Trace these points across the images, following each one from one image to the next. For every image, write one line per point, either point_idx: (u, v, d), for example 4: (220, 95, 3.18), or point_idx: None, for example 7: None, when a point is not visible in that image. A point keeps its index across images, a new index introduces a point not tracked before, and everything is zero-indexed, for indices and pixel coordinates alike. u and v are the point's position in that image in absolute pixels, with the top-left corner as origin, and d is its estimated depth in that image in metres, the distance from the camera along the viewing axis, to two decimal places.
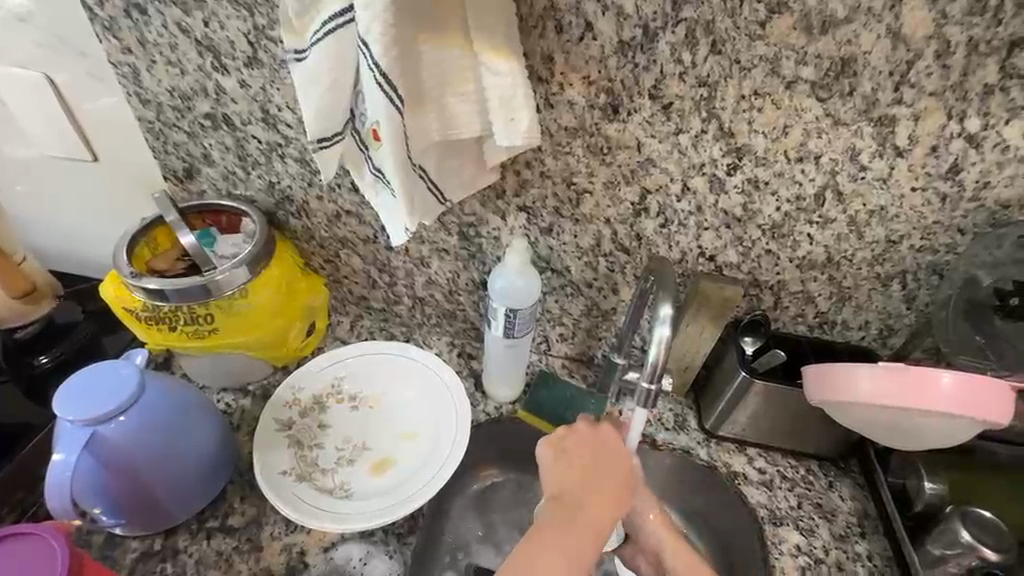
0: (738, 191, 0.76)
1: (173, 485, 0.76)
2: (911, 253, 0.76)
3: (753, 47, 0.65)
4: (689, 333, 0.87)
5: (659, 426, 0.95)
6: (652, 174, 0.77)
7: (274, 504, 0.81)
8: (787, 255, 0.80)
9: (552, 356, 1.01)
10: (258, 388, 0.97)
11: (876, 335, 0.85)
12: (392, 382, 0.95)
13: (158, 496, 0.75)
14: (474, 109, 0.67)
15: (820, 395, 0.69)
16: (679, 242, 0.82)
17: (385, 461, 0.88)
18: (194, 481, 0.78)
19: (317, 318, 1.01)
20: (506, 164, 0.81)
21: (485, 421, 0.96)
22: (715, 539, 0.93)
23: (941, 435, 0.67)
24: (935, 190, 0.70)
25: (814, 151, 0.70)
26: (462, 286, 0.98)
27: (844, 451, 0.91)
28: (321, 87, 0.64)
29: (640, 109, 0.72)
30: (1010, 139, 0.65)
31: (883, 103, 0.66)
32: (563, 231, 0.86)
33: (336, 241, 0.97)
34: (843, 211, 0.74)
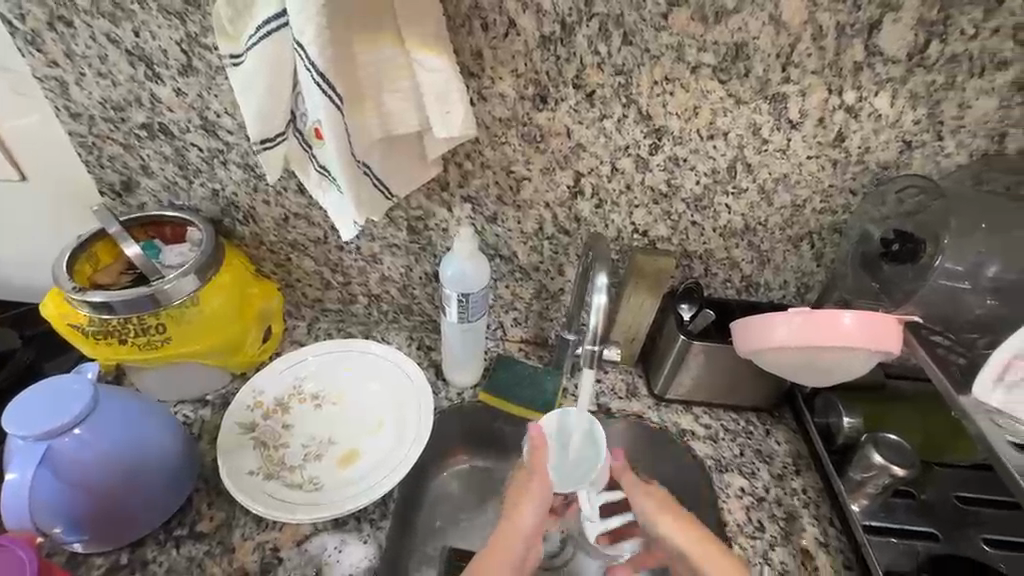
0: (661, 170, 0.83)
1: (136, 496, 0.76)
2: (814, 215, 0.86)
3: (659, 37, 0.72)
4: (631, 305, 0.95)
5: (612, 396, 1.03)
6: (583, 158, 0.83)
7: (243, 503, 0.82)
8: (710, 225, 0.89)
9: (508, 341, 1.08)
10: (217, 397, 0.97)
11: (794, 292, 0.95)
12: (353, 377, 0.98)
13: (121, 508, 0.75)
14: (410, 104, 0.71)
15: (746, 345, 0.77)
16: (614, 221, 0.89)
17: (353, 453, 0.90)
18: (159, 491, 0.78)
19: (273, 323, 1.02)
20: (447, 157, 0.86)
21: (448, 407, 1.00)
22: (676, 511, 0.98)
23: (848, 368, 0.77)
24: (827, 157, 0.80)
25: (722, 128, 0.79)
26: (416, 279, 1.02)
27: (777, 401, 1.01)
28: (261, 89, 0.66)
29: (566, 98, 0.78)
30: (882, 109, 0.75)
31: (775, 82, 0.75)
32: (506, 217, 0.91)
33: (286, 245, 0.99)
34: (753, 181, 0.83)
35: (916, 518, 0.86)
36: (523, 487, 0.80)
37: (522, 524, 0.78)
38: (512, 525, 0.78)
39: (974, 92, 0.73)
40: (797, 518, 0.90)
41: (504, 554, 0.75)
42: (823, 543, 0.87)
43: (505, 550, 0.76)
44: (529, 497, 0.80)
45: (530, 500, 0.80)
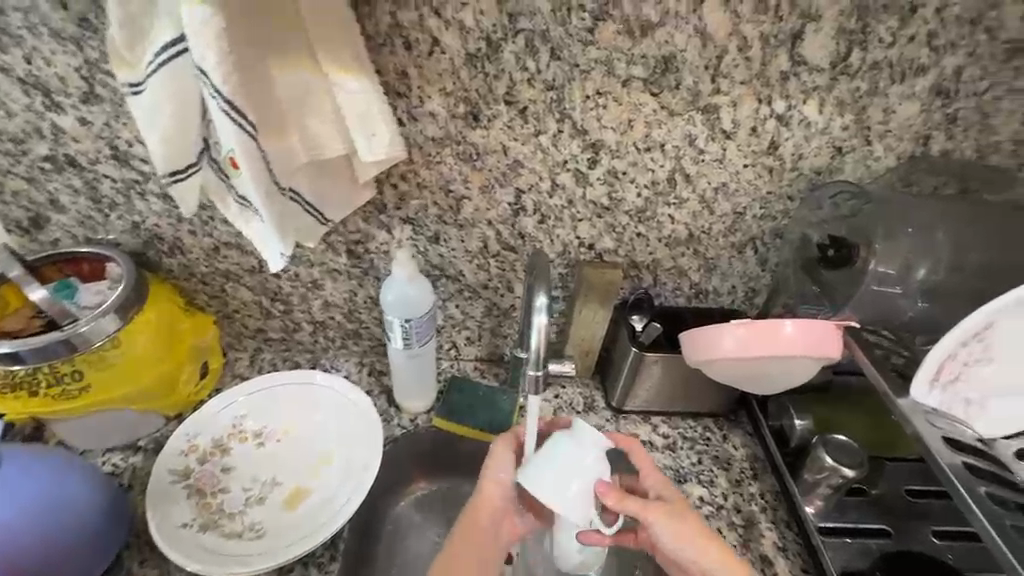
0: (601, 183, 0.82)
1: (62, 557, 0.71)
2: (756, 221, 0.86)
3: (587, 51, 0.71)
4: (583, 318, 0.93)
5: (571, 411, 1.01)
6: (522, 174, 0.81)
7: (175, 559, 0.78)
8: (655, 236, 0.88)
9: (462, 361, 1.05)
10: (150, 442, 0.91)
11: (743, 296, 0.95)
12: (298, 410, 0.93)
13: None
14: (333, 128, 0.68)
15: (694, 355, 0.78)
16: (560, 236, 0.88)
17: (298, 492, 0.86)
18: (91, 547, 0.73)
19: (211, 357, 0.96)
20: (382, 179, 0.83)
21: (401, 435, 0.97)
22: None
23: (791, 374, 0.78)
24: (762, 164, 0.81)
25: (658, 140, 0.78)
26: (361, 304, 0.98)
27: (733, 405, 1.01)
28: (165, 121, 0.62)
29: (498, 114, 0.76)
30: (811, 116, 0.76)
31: (705, 93, 0.74)
32: (449, 237, 0.89)
33: (219, 275, 0.94)
34: (693, 191, 0.83)
35: (868, 516, 0.87)
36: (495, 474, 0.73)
37: (490, 514, 0.74)
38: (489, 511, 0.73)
39: (897, 98, 0.75)
40: (756, 524, 0.90)
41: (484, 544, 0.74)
42: (781, 548, 0.88)
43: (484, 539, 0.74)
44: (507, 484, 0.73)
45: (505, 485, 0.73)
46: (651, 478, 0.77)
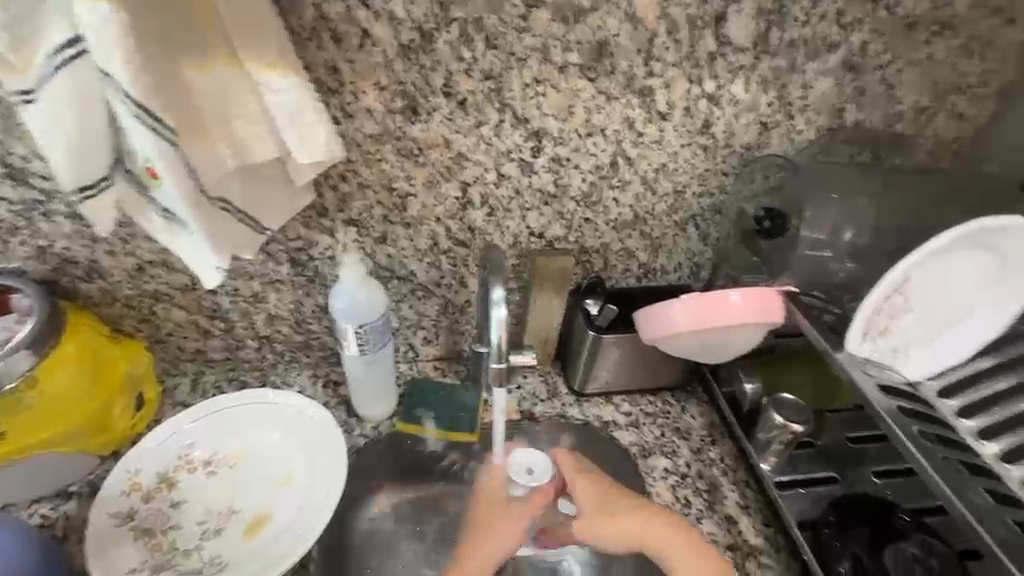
0: (546, 171, 0.83)
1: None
2: (695, 199, 0.90)
3: (522, 39, 0.71)
4: (539, 307, 0.95)
5: (534, 400, 1.02)
6: (467, 167, 0.80)
7: None
8: (602, 220, 0.89)
9: (422, 362, 1.03)
10: (83, 486, 0.83)
11: (689, 271, 0.98)
12: (250, 432, 0.88)
13: None
14: (262, 130, 0.63)
15: (649, 332, 0.80)
16: (510, 227, 0.88)
17: (261, 518, 0.81)
18: None
19: (146, 386, 0.89)
20: (320, 181, 0.79)
21: (365, 443, 0.95)
22: None
23: (739, 341, 0.82)
24: (698, 143, 0.84)
25: (598, 126, 0.79)
26: (309, 313, 0.93)
27: (688, 376, 1.05)
28: (65, 135, 0.56)
29: (437, 107, 0.74)
30: (739, 95, 0.80)
31: (640, 77, 0.76)
32: (397, 237, 0.86)
33: (147, 297, 0.87)
34: (635, 173, 0.85)
35: (817, 465, 0.93)
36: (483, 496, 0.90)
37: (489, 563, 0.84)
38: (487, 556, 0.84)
39: (813, 73, 0.80)
40: (718, 488, 0.94)
41: None
42: (743, 506, 0.92)
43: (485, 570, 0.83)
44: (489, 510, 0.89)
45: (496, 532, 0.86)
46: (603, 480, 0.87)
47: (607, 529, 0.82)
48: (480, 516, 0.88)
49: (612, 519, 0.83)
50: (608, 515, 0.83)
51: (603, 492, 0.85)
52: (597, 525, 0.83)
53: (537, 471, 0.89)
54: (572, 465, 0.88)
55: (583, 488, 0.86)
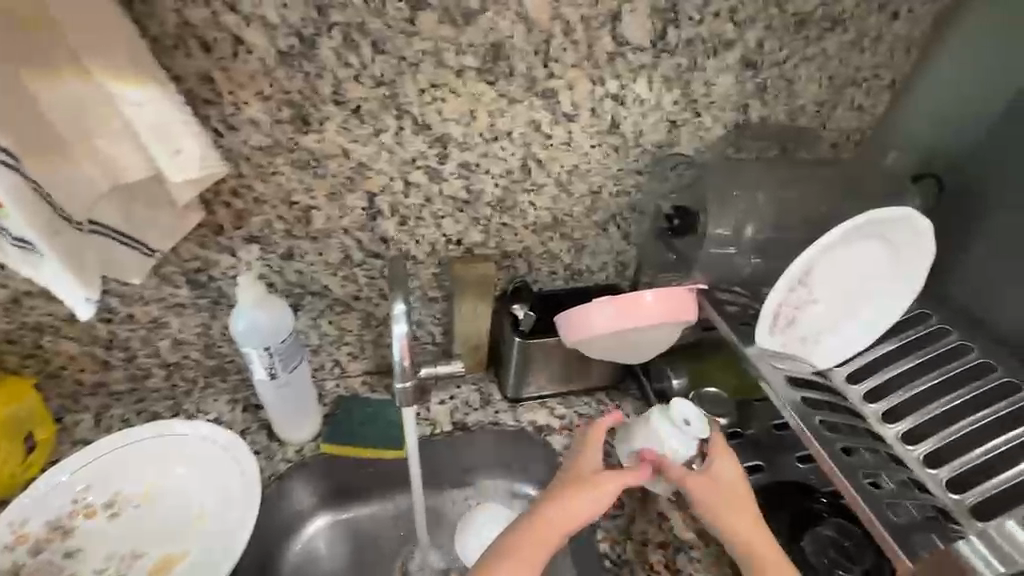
0: (456, 177, 0.80)
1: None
2: (613, 199, 0.89)
3: (411, 43, 0.68)
4: (465, 312, 0.92)
5: (467, 409, 1.00)
6: (370, 177, 0.77)
7: None
8: (520, 223, 0.88)
9: (349, 378, 0.99)
10: None
11: (615, 270, 0.98)
12: (156, 467, 0.83)
13: None
14: (129, 148, 0.59)
15: (570, 335, 0.79)
16: (425, 236, 0.85)
17: (166, 562, 0.76)
18: None
19: (38, 428, 0.82)
20: (211, 197, 0.75)
21: (288, 470, 0.89)
22: None
23: (656, 340, 0.82)
24: (608, 143, 0.83)
25: (504, 129, 0.78)
26: (219, 336, 0.88)
27: (623, 374, 1.05)
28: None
29: (330, 116, 0.71)
30: (643, 94, 0.80)
31: (541, 78, 0.74)
32: (304, 252, 0.82)
33: (29, 330, 0.80)
34: (548, 175, 0.84)
35: (744, 454, 0.91)
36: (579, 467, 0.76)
37: (559, 528, 0.71)
38: (555, 526, 0.71)
39: (714, 71, 0.80)
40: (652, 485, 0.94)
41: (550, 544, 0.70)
42: (675, 502, 0.91)
43: (550, 537, 0.70)
44: (589, 485, 0.73)
45: (590, 500, 0.72)
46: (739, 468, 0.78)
47: (716, 506, 0.73)
48: (570, 488, 0.73)
49: (723, 497, 0.73)
50: (720, 491, 0.74)
51: (735, 474, 0.75)
52: (713, 485, 0.74)
53: (699, 430, 0.79)
54: (720, 445, 0.77)
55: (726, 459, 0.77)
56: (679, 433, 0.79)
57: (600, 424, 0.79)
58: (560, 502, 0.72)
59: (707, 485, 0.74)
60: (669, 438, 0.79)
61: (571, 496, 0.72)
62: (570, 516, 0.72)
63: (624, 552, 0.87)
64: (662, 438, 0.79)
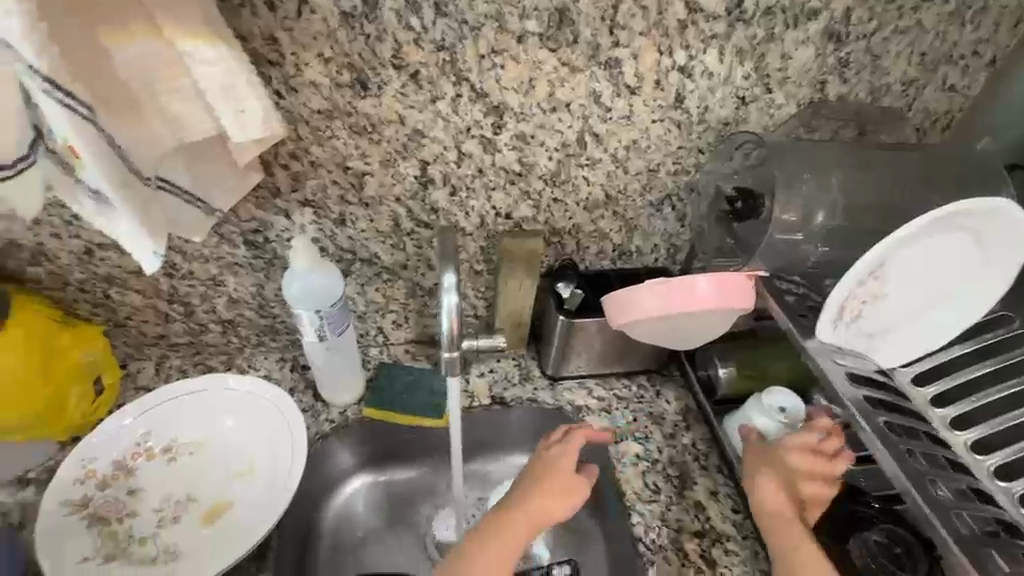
0: (510, 149, 0.78)
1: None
2: (670, 177, 0.85)
3: (474, 6, 0.66)
4: (509, 289, 0.91)
5: (506, 384, 1.00)
6: (425, 144, 0.76)
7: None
8: (572, 199, 0.86)
9: (393, 346, 1.01)
10: (42, 473, 0.83)
11: (666, 253, 0.95)
12: (211, 418, 0.87)
13: None
14: (194, 106, 0.60)
15: (616, 318, 0.77)
16: (474, 207, 0.84)
17: (218, 507, 0.81)
18: None
19: (105, 372, 0.87)
20: (270, 159, 0.76)
21: (331, 430, 0.92)
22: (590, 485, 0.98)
23: (707, 329, 0.79)
24: (670, 119, 0.79)
25: (563, 100, 0.75)
26: (272, 297, 0.91)
27: (664, 360, 1.02)
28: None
29: (388, 81, 0.70)
30: (713, 66, 0.75)
31: (605, 47, 0.71)
32: (356, 218, 0.83)
33: (99, 280, 0.85)
34: (605, 150, 0.81)
35: None
36: (563, 461, 0.78)
37: (535, 517, 0.73)
38: (534, 517, 0.73)
39: (793, 43, 0.75)
40: (689, 474, 0.92)
41: (524, 532, 0.72)
42: (713, 492, 0.90)
43: (525, 523, 0.72)
44: (565, 479, 0.76)
45: (563, 492, 0.75)
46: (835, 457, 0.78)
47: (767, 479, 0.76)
48: (548, 479, 0.76)
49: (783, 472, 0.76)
50: (782, 467, 0.77)
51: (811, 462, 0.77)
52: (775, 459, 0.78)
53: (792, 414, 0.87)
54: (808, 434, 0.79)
55: (805, 438, 0.79)
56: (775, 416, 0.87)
57: (585, 428, 0.82)
58: (541, 493, 0.74)
59: (766, 458, 0.78)
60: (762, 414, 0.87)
61: (548, 486, 0.75)
62: (547, 506, 0.74)
63: (659, 538, 0.85)
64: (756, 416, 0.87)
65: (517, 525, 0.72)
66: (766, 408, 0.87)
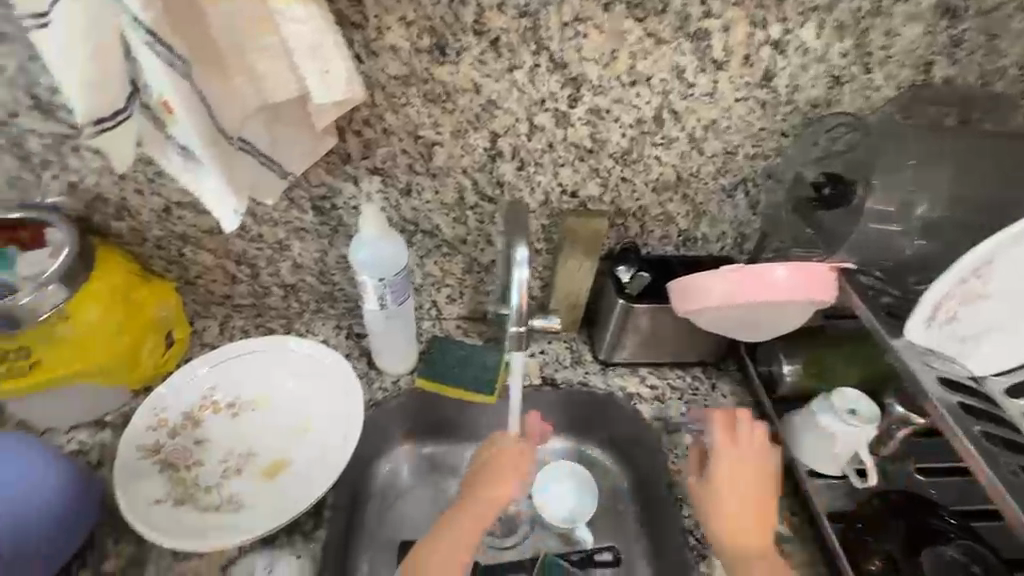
0: (583, 124, 0.76)
1: (18, 562, 0.70)
2: (747, 161, 0.81)
3: None
4: (569, 269, 0.89)
5: (557, 365, 0.99)
6: (498, 116, 0.75)
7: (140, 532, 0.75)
8: (641, 180, 0.83)
9: (446, 321, 1.00)
10: (117, 418, 0.87)
11: (733, 242, 0.90)
12: (272, 378, 0.90)
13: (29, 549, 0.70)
14: (282, 66, 0.59)
15: (682, 303, 0.74)
16: (540, 183, 0.82)
17: (278, 463, 0.83)
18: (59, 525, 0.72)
19: (176, 328, 0.91)
20: (344, 125, 0.76)
21: (384, 398, 0.93)
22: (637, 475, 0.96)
23: (780, 321, 0.76)
24: (755, 98, 0.75)
25: (644, 74, 0.72)
26: (333, 264, 0.92)
27: (722, 353, 0.98)
28: (76, 75, 0.53)
29: (467, 47, 0.69)
30: (809, 42, 0.71)
31: (695, 17, 0.68)
32: (422, 188, 0.82)
33: (175, 238, 0.88)
34: (682, 129, 0.77)
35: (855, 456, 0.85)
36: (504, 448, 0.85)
37: (487, 507, 0.79)
38: (485, 505, 0.79)
39: (901, 18, 0.69)
40: None
41: (478, 520, 0.78)
42: None
43: (479, 512, 0.79)
44: (511, 469, 0.83)
45: (511, 477, 0.82)
46: (764, 456, 0.81)
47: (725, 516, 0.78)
48: (494, 469, 0.82)
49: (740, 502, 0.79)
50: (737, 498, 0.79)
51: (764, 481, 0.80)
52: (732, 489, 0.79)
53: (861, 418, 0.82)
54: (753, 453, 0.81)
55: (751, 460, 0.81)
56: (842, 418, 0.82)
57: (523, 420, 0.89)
58: (487, 483, 0.81)
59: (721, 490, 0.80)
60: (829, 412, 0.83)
61: (496, 479, 0.81)
62: (495, 496, 0.80)
63: None
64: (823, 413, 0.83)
65: (469, 515, 0.79)
66: (834, 407, 0.83)
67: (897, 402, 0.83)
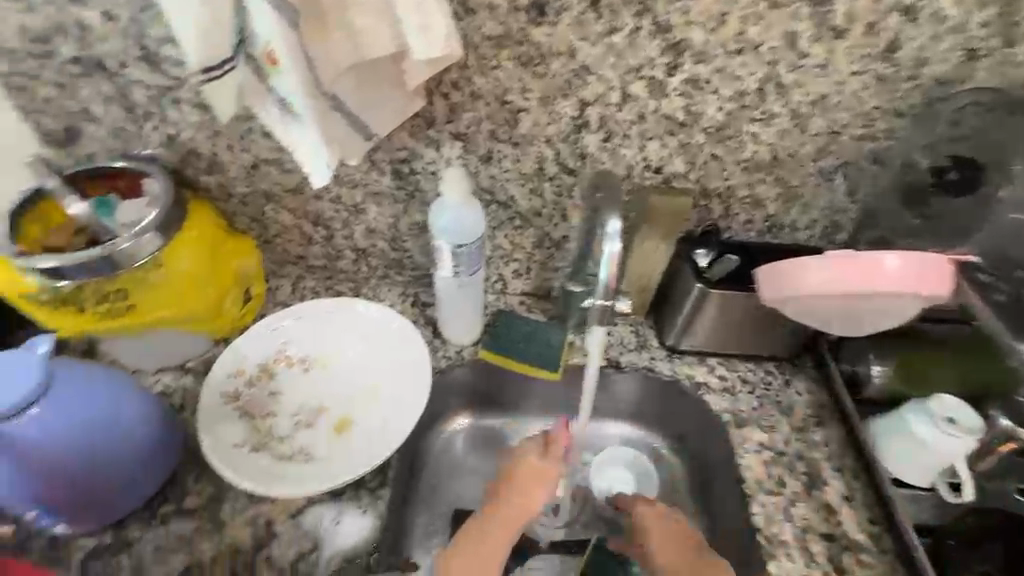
0: (678, 94, 0.72)
1: (106, 491, 0.73)
2: (854, 142, 0.75)
3: None
4: (644, 249, 0.84)
5: (622, 348, 0.94)
6: (590, 83, 0.72)
7: (217, 470, 0.79)
8: (733, 157, 0.78)
9: (509, 295, 0.98)
10: (198, 364, 0.91)
11: (823, 232, 0.84)
12: (342, 339, 0.92)
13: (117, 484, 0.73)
14: (383, 20, 0.58)
15: (772, 290, 0.70)
16: (625, 156, 0.79)
17: (347, 420, 0.85)
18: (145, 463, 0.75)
19: (254, 284, 0.94)
20: (432, 88, 0.75)
21: (447, 366, 0.93)
22: (698, 469, 0.93)
23: (880, 316, 0.71)
24: (872, 72, 0.69)
25: (752, 41, 0.68)
26: (406, 231, 0.92)
27: (799, 349, 0.92)
28: (194, 21, 0.55)
29: (568, 7, 0.67)
30: (944, 9, 0.64)
31: None
32: (503, 156, 0.81)
33: (259, 196, 0.90)
34: (786, 104, 0.72)
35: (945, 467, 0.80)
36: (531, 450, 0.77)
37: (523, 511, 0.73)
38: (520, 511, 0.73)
39: None
40: (820, 475, 0.84)
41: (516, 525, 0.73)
42: (847, 497, 0.82)
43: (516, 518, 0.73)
44: (546, 474, 0.75)
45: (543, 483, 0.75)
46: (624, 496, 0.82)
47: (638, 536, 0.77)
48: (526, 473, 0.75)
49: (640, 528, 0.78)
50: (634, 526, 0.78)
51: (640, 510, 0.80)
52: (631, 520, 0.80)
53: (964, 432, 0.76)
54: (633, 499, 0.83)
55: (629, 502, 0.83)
56: (943, 426, 0.76)
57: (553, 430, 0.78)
58: (522, 490, 0.74)
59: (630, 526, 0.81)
60: (930, 418, 0.77)
61: (529, 484, 0.74)
62: (530, 502, 0.74)
63: (781, 532, 0.79)
64: (922, 419, 0.78)
65: (507, 521, 0.72)
66: (938, 415, 0.77)
67: (1004, 414, 0.78)
